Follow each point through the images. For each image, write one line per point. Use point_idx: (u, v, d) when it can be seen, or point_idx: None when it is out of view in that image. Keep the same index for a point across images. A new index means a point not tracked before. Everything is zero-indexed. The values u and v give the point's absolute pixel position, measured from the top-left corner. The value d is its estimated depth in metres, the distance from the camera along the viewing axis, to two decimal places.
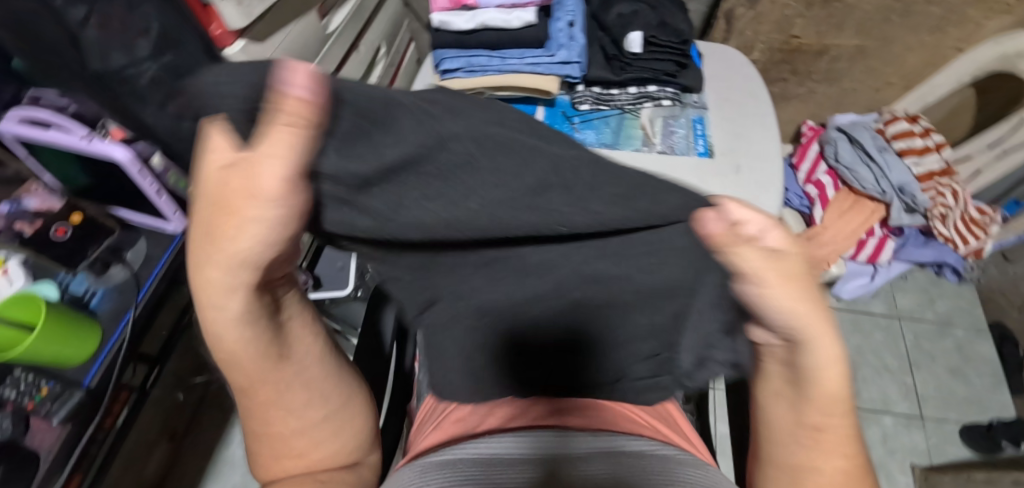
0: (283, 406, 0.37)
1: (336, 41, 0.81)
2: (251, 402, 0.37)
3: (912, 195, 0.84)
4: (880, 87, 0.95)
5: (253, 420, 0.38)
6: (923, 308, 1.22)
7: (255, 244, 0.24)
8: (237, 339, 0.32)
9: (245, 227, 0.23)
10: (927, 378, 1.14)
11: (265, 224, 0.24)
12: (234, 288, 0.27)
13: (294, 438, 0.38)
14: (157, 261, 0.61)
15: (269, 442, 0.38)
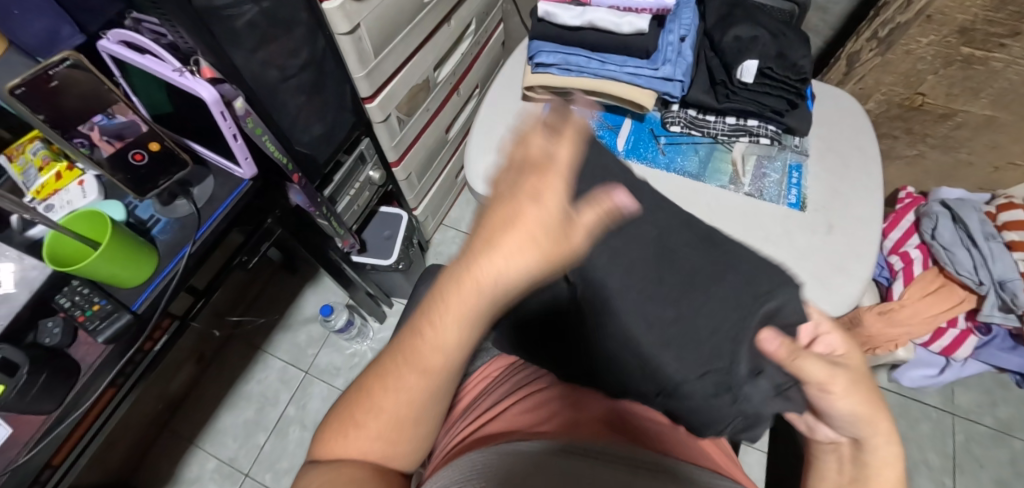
0: (386, 390, 0.39)
1: (432, 10, 0.78)
2: (394, 380, 0.38)
3: (1013, 294, 0.74)
4: (1000, 166, 0.85)
5: (381, 391, 0.40)
6: (983, 410, 1.12)
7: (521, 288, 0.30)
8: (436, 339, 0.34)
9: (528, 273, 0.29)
10: (969, 485, 1.06)
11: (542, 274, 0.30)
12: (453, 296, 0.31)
13: (371, 422, 0.40)
14: (220, 202, 0.61)
15: (366, 417, 0.41)
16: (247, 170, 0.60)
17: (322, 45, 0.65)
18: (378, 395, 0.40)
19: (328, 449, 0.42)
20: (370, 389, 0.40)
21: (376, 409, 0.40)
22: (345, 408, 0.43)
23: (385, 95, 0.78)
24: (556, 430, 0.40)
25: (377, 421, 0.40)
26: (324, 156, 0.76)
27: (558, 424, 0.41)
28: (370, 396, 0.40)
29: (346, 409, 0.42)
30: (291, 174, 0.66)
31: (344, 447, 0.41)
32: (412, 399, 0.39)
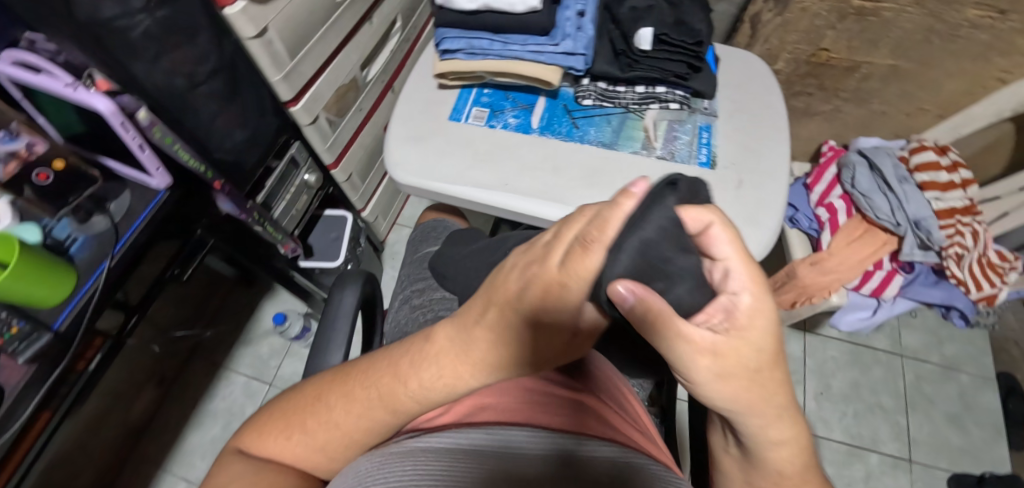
0: (341, 404, 0.39)
1: (348, 9, 0.79)
2: (360, 391, 0.38)
3: (927, 231, 0.80)
4: (911, 113, 0.89)
5: (341, 402, 0.39)
6: (929, 348, 1.18)
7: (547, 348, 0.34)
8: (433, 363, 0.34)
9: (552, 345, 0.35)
10: (922, 422, 1.11)
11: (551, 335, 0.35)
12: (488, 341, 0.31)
13: (314, 432, 0.39)
14: (138, 215, 0.62)
15: (313, 420, 0.40)
16: (159, 179, 0.62)
17: (230, 50, 0.65)
18: (324, 408, 0.39)
19: (262, 448, 0.40)
20: (319, 395, 0.41)
21: (323, 419, 0.39)
22: (289, 410, 0.41)
23: (309, 96, 0.79)
24: (480, 420, 0.40)
25: (321, 434, 0.39)
26: (251, 161, 0.76)
27: (487, 411, 0.41)
28: (323, 401, 0.40)
29: (289, 408, 0.41)
30: (213, 182, 0.66)
31: (276, 449, 0.40)
32: (365, 425, 0.38)
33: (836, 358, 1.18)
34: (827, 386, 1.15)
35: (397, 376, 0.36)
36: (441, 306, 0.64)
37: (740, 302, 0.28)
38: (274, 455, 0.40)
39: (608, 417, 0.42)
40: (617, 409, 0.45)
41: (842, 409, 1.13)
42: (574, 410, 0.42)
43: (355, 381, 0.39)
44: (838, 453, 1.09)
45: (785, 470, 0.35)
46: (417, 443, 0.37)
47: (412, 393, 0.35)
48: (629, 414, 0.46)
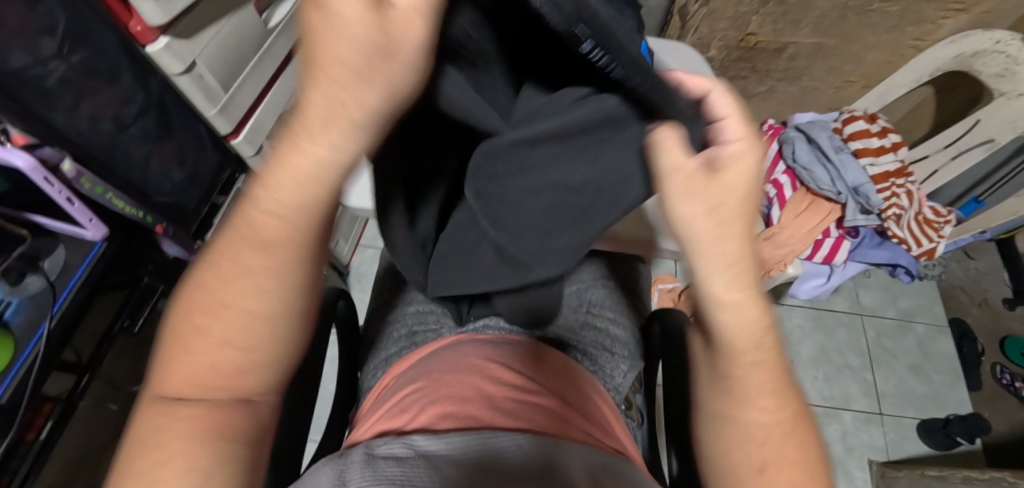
0: (221, 279, 0.23)
1: (281, 35, 0.77)
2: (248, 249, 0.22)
3: (866, 197, 0.84)
4: (841, 86, 0.94)
5: (220, 280, 0.23)
6: (885, 304, 1.24)
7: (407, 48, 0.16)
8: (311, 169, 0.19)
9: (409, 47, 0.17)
10: (888, 375, 1.16)
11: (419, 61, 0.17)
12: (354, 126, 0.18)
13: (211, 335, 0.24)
14: (75, 269, 0.59)
15: (195, 321, 0.24)
16: (95, 230, 0.60)
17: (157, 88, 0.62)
18: (212, 284, 0.23)
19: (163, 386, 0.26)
20: (199, 284, 0.24)
21: (208, 308, 0.24)
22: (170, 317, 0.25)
23: (251, 127, 0.76)
24: (436, 426, 0.40)
25: (216, 341, 0.24)
26: (193, 200, 0.74)
27: (447, 419, 0.41)
28: (204, 293, 0.24)
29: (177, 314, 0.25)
30: (154, 226, 0.65)
31: (189, 375, 0.25)
32: (261, 284, 0.23)
33: (802, 325, 1.23)
34: (796, 353, 1.20)
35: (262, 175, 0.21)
36: (416, 320, 0.61)
37: (730, 149, 0.24)
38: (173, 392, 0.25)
39: (568, 419, 0.43)
40: (582, 414, 0.46)
41: (813, 373, 1.17)
42: (533, 413, 0.42)
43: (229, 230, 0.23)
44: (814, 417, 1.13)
45: (739, 342, 0.29)
46: (377, 450, 0.36)
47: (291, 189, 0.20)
48: (591, 416, 0.46)
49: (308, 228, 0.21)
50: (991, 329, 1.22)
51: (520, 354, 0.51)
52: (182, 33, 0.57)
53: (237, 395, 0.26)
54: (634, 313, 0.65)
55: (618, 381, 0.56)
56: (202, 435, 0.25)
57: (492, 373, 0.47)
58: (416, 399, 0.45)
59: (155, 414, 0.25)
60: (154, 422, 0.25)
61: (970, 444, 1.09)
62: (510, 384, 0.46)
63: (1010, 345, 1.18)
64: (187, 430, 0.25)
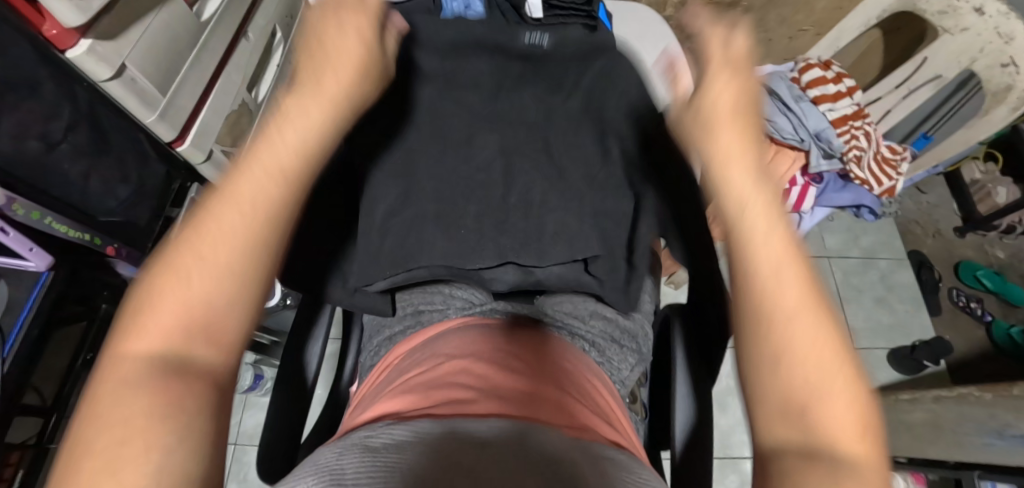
0: (203, 247, 0.26)
1: (217, 29, 0.72)
2: (222, 221, 0.27)
3: (828, 142, 0.85)
4: (793, 36, 0.97)
5: (198, 250, 0.26)
6: (849, 245, 1.32)
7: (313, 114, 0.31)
8: (251, 187, 0.28)
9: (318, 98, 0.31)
10: (856, 311, 1.25)
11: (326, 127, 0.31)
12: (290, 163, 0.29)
13: (197, 276, 0.26)
14: (22, 305, 0.55)
15: (179, 276, 0.26)
16: (38, 260, 0.55)
17: (86, 99, 0.57)
18: (195, 245, 0.26)
19: (142, 336, 0.25)
20: (190, 242, 0.26)
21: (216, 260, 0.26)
22: (143, 289, 0.26)
23: (197, 131, 0.70)
24: (435, 409, 0.38)
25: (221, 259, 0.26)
26: (144, 217, 0.69)
27: (445, 403, 0.38)
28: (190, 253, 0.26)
29: (142, 290, 0.26)
30: (104, 249, 0.62)
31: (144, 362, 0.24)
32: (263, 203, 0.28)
33: None
34: None
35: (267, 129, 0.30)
36: (423, 299, 0.59)
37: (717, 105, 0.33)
38: (159, 352, 0.25)
39: (575, 404, 0.42)
40: (582, 399, 0.44)
41: None
42: (534, 399, 0.40)
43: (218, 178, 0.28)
44: None
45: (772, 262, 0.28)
46: (372, 437, 0.34)
47: (296, 134, 0.30)
48: (597, 411, 0.44)
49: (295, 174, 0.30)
50: (945, 257, 1.34)
51: (523, 341, 0.50)
52: (104, 32, 0.52)
53: (215, 344, 0.26)
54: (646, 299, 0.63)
55: (624, 374, 0.54)
56: (160, 407, 0.23)
57: (497, 361, 0.45)
58: (415, 387, 0.43)
59: (121, 371, 0.24)
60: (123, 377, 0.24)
61: (936, 366, 1.18)
62: (513, 371, 0.44)
63: (963, 269, 1.30)
64: (161, 400, 0.23)
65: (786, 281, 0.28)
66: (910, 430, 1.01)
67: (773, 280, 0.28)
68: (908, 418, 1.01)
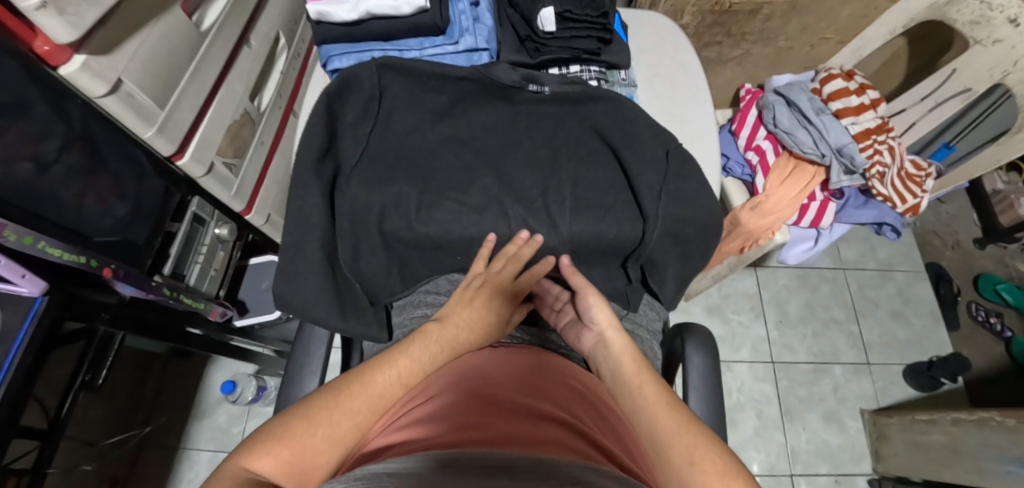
0: (332, 411, 0.42)
1: (217, 38, 0.69)
2: (356, 392, 0.43)
3: (850, 157, 0.82)
4: (815, 43, 0.93)
5: (329, 412, 0.42)
6: (865, 256, 1.29)
7: (451, 341, 0.50)
8: (394, 378, 0.45)
9: (471, 313, 0.53)
10: (872, 325, 1.22)
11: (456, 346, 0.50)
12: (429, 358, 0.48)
13: (324, 429, 0.40)
14: (15, 333, 0.54)
15: (315, 421, 0.41)
16: (30, 286, 0.53)
17: (79, 117, 0.55)
18: (330, 407, 0.42)
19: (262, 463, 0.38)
20: (326, 402, 0.42)
21: (344, 413, 0.42)
22: (281, 424, 0.41)
23: (197, 144, 0.67)
24: (444, 440, 0.35)
25: (346, 416, 0.42)
26: (142, 236, 0.68)
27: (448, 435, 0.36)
28: (325, 409, 0.42)
29: (287, 424, 0.41)
30: (101, 271, 0.59)
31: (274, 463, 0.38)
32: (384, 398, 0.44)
33: (787, 284, 1.26)
34: (784, 312, 1.23)
35: (404, 349, 0.47)
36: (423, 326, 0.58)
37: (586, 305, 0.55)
38: (271, 473, 0.38)
39: (594, 432, 0.39)
40: (600, 426, 0.41)
41: (801, 330, 1.21)
42: (550, 425, 0.37)
43: (359, 371, 0.45)
44: (806, 374, 1.17)
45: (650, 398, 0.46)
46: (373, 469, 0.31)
47: (421, 358, 0.47)
48: (618, 440, 0.41)
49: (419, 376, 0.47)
50: (964, 269, 1.31)
51: (526, 362, 0.47)
52: (97, 48, 0.50)
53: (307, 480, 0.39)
54: (653, 316, 0.63)
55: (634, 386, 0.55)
56: None
57: (509, 384, 0.43)
58: (423, 412, 0.40)
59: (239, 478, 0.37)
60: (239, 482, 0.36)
61: (953, 383, 1.15)
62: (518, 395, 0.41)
63: (983, 283, 1.26)
64: None
65: (659, 398, 0.46)
66: (926, 452, 0.98)
67: (653, 405, 0.45)
68: (927, 439, 0.98)
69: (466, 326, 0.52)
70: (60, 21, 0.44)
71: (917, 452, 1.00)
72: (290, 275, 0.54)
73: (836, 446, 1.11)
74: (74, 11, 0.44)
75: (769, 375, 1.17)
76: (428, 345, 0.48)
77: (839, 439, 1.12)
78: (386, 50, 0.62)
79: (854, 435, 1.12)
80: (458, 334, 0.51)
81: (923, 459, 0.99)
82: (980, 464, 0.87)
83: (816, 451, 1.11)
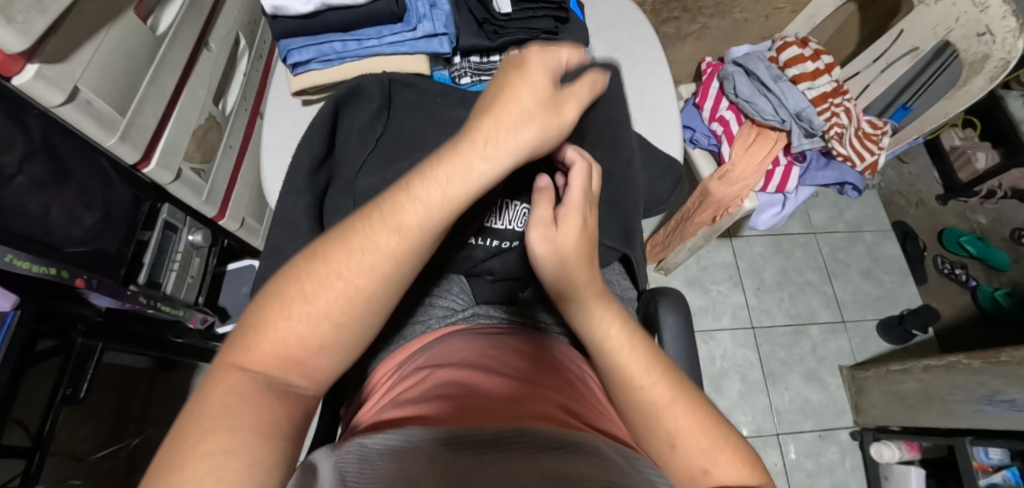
0: (313, 290, 0.31)
1: (175, 41, 0.69)
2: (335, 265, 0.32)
3: (809, 121, 0.85)
4: (769, 14, 0.95)
5: (309, 295, 0.31)
6: (834, 220, 1.33)
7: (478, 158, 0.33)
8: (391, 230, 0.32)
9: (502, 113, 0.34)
10: (845, 285, 1.26)
11: (480, 159, 0.33)
12: (435, 187, 0.33)
13: (303, 318, 0.31)
14: None
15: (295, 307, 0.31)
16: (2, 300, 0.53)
17: (38, 127, 0.54)
18: (314, 284, 0.31)
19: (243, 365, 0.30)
20: (301, 277, 0.32)
21: (331, 298, 0.31)
22: (260, 306, 0.32)
23: (162, 150, 0.67)
24: (439, 419, 0.36)
25: (328, 304, 0.31)
26: (114, 244, 0.67)
27: (440, 417, 0.36)
28: (299, 291, 0.31)
29: (260, 307, 0.32)
30: (74, 282, 0.59)
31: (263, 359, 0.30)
32: (388, 267, 0.32)
33: (762, 252, 1.29)
34: (760, 279, 1.26)
35: (407, 185, 0.33)
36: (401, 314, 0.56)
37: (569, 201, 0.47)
38: (261, 371, 0.30)
39: (579, 406, 0.41)
40: (584, 400, 0.42)
41: (778, 294, 1.25)
42: (539, 401, 0.39)
43: (348, 227, 0.33)
44: (784, 336, 1.21)
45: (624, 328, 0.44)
46: (369, 445, 0.32)
47: (428, 195, 0.33)
48: (600, 408, 0.43)
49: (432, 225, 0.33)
50: (929, 225, 1.35)
51: (511, 345, 0.48)
52: (49, 56, 0.49)
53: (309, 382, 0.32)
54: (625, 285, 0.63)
55: None
56: (240, 413, 0.28)
57: (500, 364, 0.44)
58: (416, 393, 0.41)
59: (231, 378, 0.30)
60: (232, 385, 0.29)
61: (924, 335, 1.20)
62: (510, 377, 0.42)
63: (947, 237, 1.31)
64: (257, 407, 0.29)
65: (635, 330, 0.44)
66: (902, 400, 1.02)
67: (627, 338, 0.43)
68: (901, 388, 1.02)
69: (505, 118, 0.33)
70: (10, 31, 0.43)
71: (894, 401, 1.04)
72: (268, 269, 0.54)
73: (818, 403, 1.15)
74: (23, 18, 0.44)
75: (750, 340, 1.20)
76: (437, 169, 0.33)
77: (820, 396, 1.16)
78: (345, 40, 0.62)
79: (835, 391, 1.17)
80: (482, 141, 0.33)
81: (900, 407, 1.03)
82: (950, 406, 0.92)
83: (799, 409, 1.14)
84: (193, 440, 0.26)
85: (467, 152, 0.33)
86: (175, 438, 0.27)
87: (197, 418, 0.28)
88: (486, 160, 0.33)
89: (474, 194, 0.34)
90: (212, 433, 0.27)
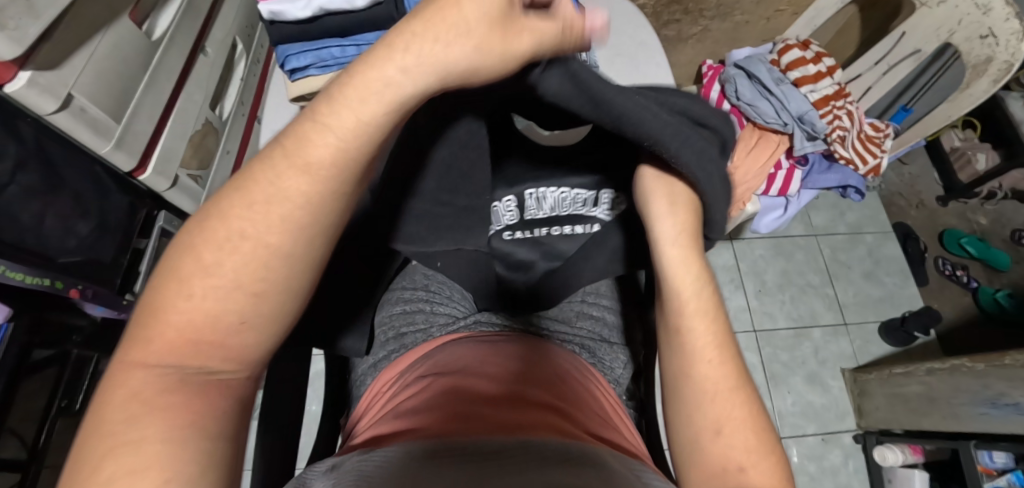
0: (212, 256, 0.27)
1: (171, 46, 0.68)
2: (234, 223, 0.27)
3: (811, 124, 0.85)
4: (771, 16, 0.95)
5: (210, 261, 0.27)
6: (835, 222, 1.33)
7: (392, 79, 0.25)
8: (295, 175, 0.26)
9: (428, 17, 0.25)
10: (846, 286, 1.26)
11: (400, 81, 0.25)
12: (343, 119, 0.26)
13: (209, 292, 0.27)
14: None
15: (197, 280, 0.27)
16: None
17: (31, 135, 0.53)
18: (212, 250, 0.27)
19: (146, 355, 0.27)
20: (201, 244, 0.27)
21: (231, 265, 0.27)
22: (157, 283, 0.28)
23: (158, 157, 0.66)
24: (439, 429, 0.35)
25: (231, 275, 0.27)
26: (110, 253, 0.66)
27: (440, 427, 0.35)
28: (199, 259, 0.27)
29: (161, 282, 0.28)
30: (68, 292, 0.59)
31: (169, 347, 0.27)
32: (297, 219, 0.27)
33: (763, 254, 1.29)
34: (762, 282, 1.26)
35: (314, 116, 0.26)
36: (404, 321, 0.55)
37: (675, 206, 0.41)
38: (170, 360, 0.27)
39: (582, 416, 0.40)
40: (587, 409, 0.41)
41: (779, 297, 1.25)
42: (540, 411, 0.37)
43: (249, 174, 0.27)
44: (786, 339, 1.20)
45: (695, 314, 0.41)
46: (373, 456, 0.31)
47: (333, 128, 0.26)
48: (600, 417, 0.42)
49: (343, 165, 0.26)
50: (930, 226, 1.35)
51: (514, 352, 0.47)
52: (43, 63, 0.48)
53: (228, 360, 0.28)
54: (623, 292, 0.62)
55: (618, 372, 0.55)
56: (155, 415, 0.26)
57: (502, 373, 0.43)
58: (418, 403, 0.40)
59: (135, 378, 0.27)
60: (136, 386, 0.26)
61: (926, 336, 1.20)
62: (512, 386, 0.41)
63: (948, 238, 1.31)
64: (173, 406, 0.26)
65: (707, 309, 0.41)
66: (905, 402, 1.02)
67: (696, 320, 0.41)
68: (904, 391, 1.02)
69: (429, 25, 0.25)
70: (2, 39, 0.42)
71: (898, 404, 1.03)
72: None
73: (820, 406, 1.15)
74: (16, 26, 0.43)
75: (752, 343, 1.19)
76: (345, 95, 0.26)
77: (823, 399, 1.16)
78: (342, 45, 0.61)
79: (837, 394, 1.16)
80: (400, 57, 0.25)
81: (903, 410, 1.02)
82: (954, 409, 0.91)
83: (801, 412, 1.14)
84: (98, 451, 0.25)
85: (376, 69, 0.25)
86: (81, 446, 0.25)
87: (97, 425, 0.25)
88: (402, 80, 0.25)
89: (392, 117, 0.26)
90: (116, 447, 0.25)
